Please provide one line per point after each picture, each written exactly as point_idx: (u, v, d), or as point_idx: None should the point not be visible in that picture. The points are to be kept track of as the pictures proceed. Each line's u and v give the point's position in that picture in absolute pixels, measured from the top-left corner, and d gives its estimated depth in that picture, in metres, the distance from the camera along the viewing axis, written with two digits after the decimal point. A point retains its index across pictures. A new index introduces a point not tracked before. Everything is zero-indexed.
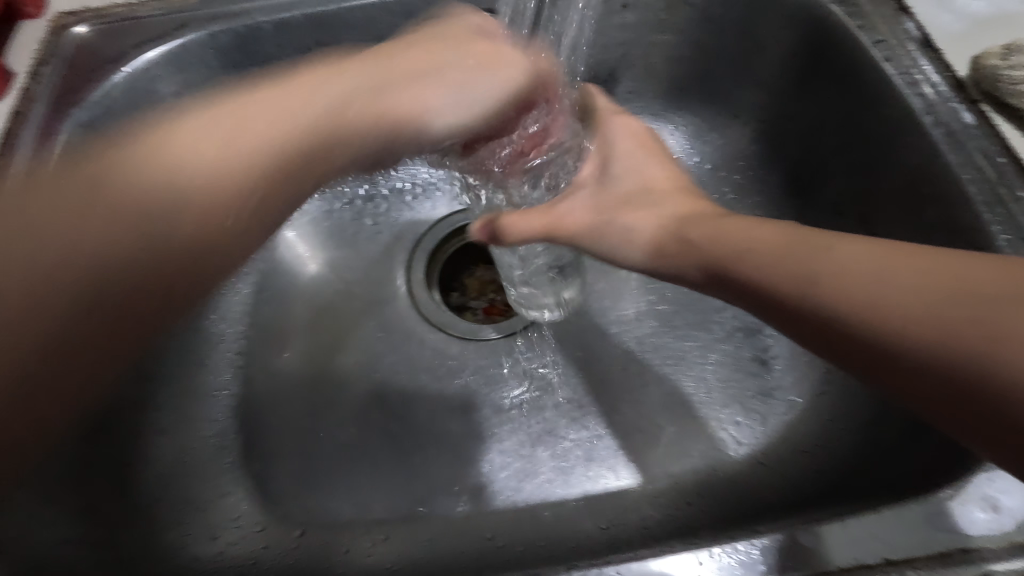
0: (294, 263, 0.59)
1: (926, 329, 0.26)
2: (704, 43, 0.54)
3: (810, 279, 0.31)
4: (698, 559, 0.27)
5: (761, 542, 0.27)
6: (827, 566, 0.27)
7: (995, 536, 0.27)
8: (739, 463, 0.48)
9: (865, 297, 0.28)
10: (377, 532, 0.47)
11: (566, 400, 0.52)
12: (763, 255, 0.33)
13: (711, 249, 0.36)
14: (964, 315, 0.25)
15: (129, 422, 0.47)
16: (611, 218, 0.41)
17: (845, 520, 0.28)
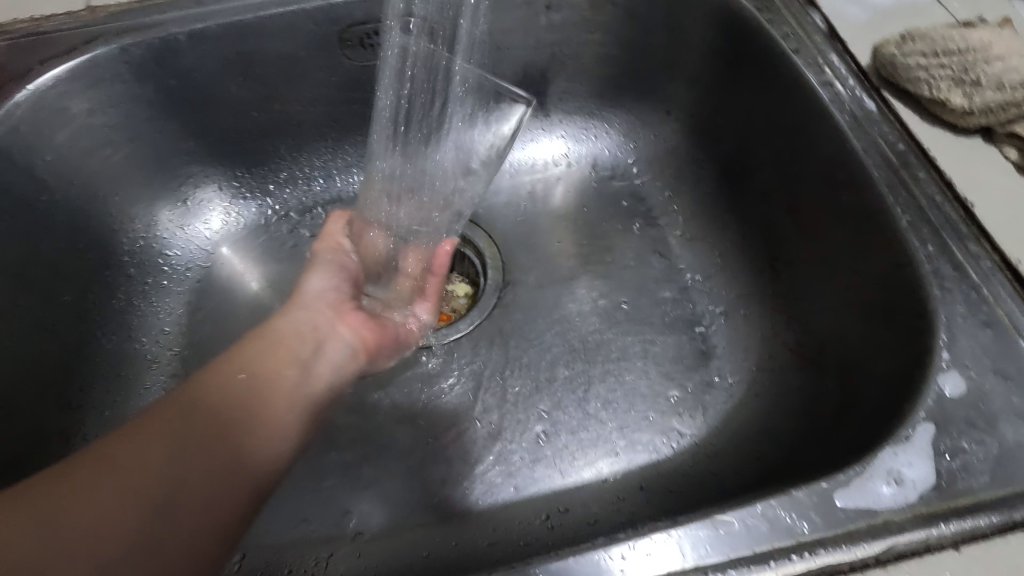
0: (231, 280, 0.58)
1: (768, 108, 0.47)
2: (630, 41, 0.55)
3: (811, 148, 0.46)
4: (619, 554, 0.27)
5: (678, 532, 0.27)
6: (742, 551, 0.27)
7: (900, 509, 0.28)
8: (683, 454, 0.48)
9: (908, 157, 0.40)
10: (321, 549, 0.46)
11: (511, 401, 0.52)
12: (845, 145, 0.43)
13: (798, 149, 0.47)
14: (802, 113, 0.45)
15: (47, 456, 0.45)
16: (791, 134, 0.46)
17: (757, 503, 0.28)
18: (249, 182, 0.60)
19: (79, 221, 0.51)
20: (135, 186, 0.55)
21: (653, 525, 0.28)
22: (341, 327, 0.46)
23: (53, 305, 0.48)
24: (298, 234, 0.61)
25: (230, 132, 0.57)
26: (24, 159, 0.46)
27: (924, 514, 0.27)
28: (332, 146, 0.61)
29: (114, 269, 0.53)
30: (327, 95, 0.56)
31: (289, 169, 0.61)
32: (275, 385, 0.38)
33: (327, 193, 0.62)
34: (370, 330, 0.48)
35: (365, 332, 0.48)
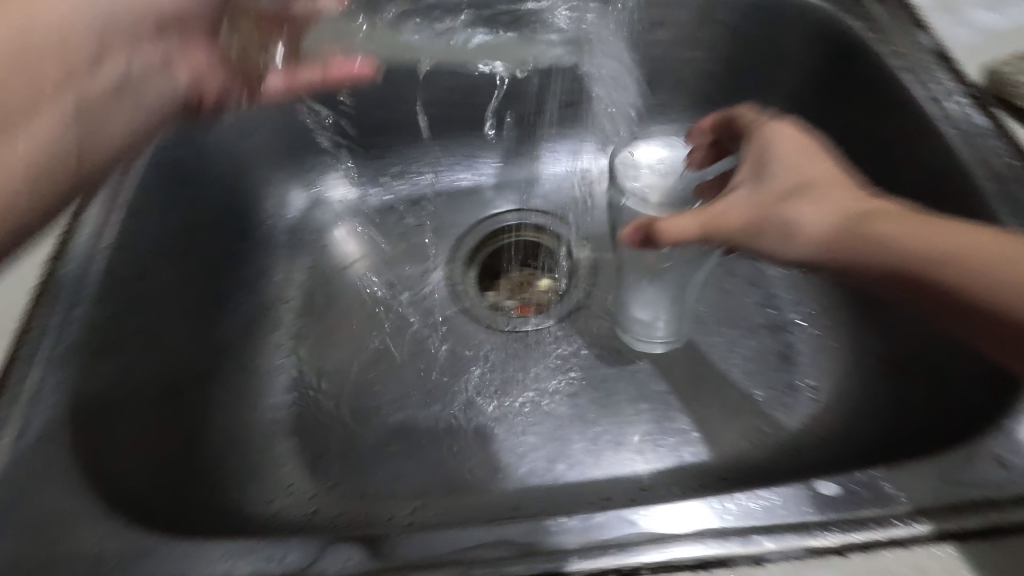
0: (343, 258, 0.65)
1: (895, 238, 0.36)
2: (731, 58, 0.58)
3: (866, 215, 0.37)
4: (724, 503, 0.30)
5: (783, 491, 0.31)
6: (841, 512, 0.30)
7: (1005, 488, 0.30)
8: (765, 450, 0.50)
9: (873, 255, 0.37)
10: (417, 501, 0.50)
11: (597, 387, 0.55)
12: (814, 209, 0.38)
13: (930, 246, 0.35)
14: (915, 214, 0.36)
15: (196, 389, 0.50)
16: (773, 211, 0.39)
17: (860, 474, 0.31)
18: (369, 173, 0.67)
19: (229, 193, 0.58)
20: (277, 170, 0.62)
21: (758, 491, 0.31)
22: (176, 70, 0.43)
23: (207, 261, 0.55)
24: (405, 222, 0.67)
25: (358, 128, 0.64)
26: (199, 137, 0.54)
27: None
28: (441, 148, 0.67)
29: (254, 240, 0.61)
30: (445, 99, 0.63)
31: (401, 163, 0.67)
32: (49, 114, 0.34)
33: (434, 188, 0.68)
34: (210, 72, 0.45)
35: (205, 70, 0.45)
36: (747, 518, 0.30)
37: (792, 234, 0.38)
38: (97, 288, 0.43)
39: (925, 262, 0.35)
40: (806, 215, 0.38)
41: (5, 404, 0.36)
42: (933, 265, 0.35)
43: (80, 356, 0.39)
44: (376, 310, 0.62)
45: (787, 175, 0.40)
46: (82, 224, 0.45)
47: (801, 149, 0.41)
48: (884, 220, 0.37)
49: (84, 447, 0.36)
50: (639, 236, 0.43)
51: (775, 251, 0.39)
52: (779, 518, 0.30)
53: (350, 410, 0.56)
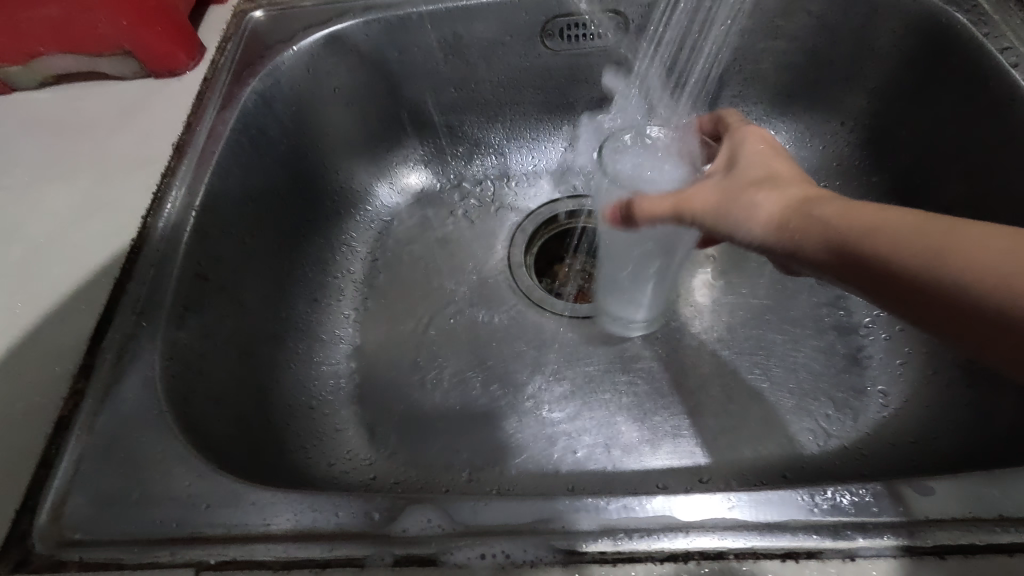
0: (405, 235, 0.66)
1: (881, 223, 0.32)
2: (816, 50, 0.56)
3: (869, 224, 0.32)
4: (813, 498, 0.29)
5: (877, 489, 0.29)
6: (940, 515, 0.28)
7: None
8: (829, 453, 0.49)
9: (871, 248, 0.32)
10: (474, 476, 0.51)
11: (656, 378, 0.55)
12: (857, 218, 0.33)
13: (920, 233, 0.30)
14: (861, 218, 0.33)
15: (267, 351, 0.52)
16: (735, 195, 0.38)
17: (959, 479, 0.29)
18: (434, 152, 0.68)
19: (303, 163, 0.59)
20: (348, 144, 0.63)
21: (853, 486, 0.29)
22: None
23: (282, 229, 0.56)
24: (467, 203, 0.68)
25: (427, 106, 0.64)
26: (279, 107, 0.56)
27: None
28: (507, 130, 0.67)
29: (323, 212, 0.62)
30: (515, 80, 0.63)
31: (467, 144, 0.68)
32: None
33: (495, 170, 0.69)
34: None
35: None
36: (838, 514, 0.29)
37: (749, 208, 0.37)
38: (187, 246, 0.44)
39: (896, 257, 0.30)
40: (760, 203, 0.37)
41: (105, 348, 0.38)
42: (904, 240, 0.30)
43: (171, 309, 0.41)
44: (437, 287, 0.63)
45: (757, 167, 0.39)
46: (173, 184, 0.47)
47: (764, 154, 0.40)
48: (820, 204, 0.35)
49: (175, 394, 0.38)
50: (618, 217, 0.43)
51: (736, 223, 0.38)
52: (872, 515, 0.28)
53: (409, 383, 0.57)
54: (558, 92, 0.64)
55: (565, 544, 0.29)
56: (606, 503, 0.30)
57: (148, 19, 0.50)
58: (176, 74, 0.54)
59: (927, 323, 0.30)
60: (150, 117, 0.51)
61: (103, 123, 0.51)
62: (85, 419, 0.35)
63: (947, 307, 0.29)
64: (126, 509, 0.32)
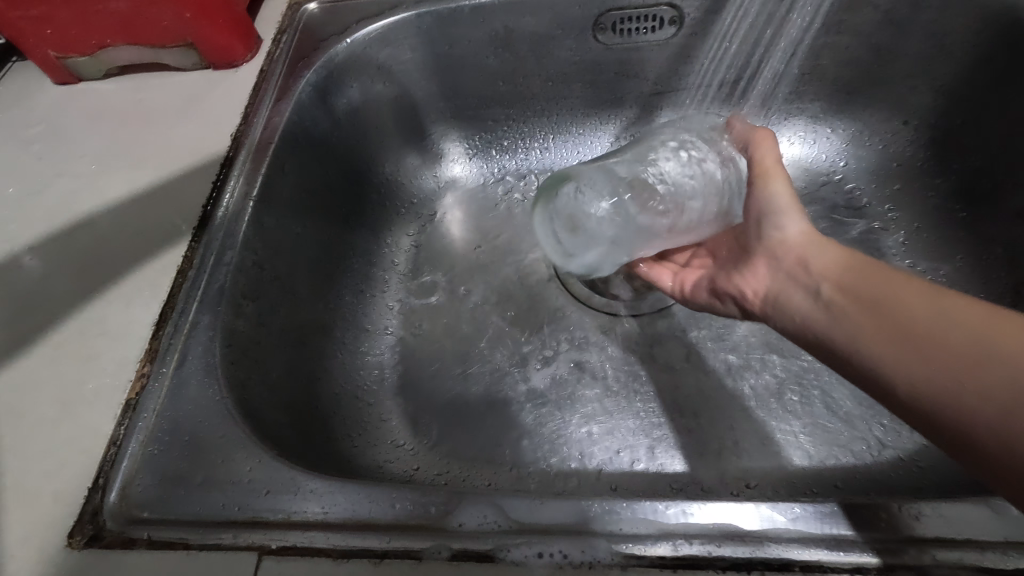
0: (449, 227, 0.66)
1: (946, 319, 0.31)
2: (882, 45, 0.54)
3: (874, 302, 0.34)
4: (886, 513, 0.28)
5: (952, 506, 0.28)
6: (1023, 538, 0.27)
7: None
8: (883, 464, 0.48)
9: (847, 303, 0.36)
10: (516, 472, 0.51)
11: (702, 379, 0.54)
12: (941, 310, 0.31)
13: (913, 324, 0.32)
14: (858, 301, 0.35)
15: (317, 339, 0.53)
16: (770, 205, 0.44)
17: None
18: (479, 145, 0.68)
19: (353, 156, 0.60)
20: (395, 137, 0.64)
21: (926, 502, 0.28)
22: None
23: (332, 220, 0.57)
24: (511, 197, 0.68)
25: (475, 99, 0.64)
26: (331, 100, 0.56)
27: None
28: (552, 125, 0.67)
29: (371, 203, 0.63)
30: (564, 74, 0.62)
31: (512, 138, 0.68)
32: None
33: (539, 165, 0.69)
34: None
35: None
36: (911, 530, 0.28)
37: (786, 216, 0.43)
38: (245, 235, 0.45)
39: (863, 306, 0.35)
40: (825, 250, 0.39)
41: (168, 335, 0.39)
42: (889, 317, 0.33)
43: (231, 297, 0.42)
44: (481, 281, 0.63)
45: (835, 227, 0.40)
46: (232, 174, 0.48)
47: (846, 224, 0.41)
48: (822, 261, 0.39)
49: (234, 379, 0.39)
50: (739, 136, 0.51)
51: (775, 225, 0.43)
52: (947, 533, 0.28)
53: (453, 375, 0.57)
54: (607, 87, 0.63)
55: (624, 548, 0.29)
56: (664, 507, 0.30)
57: (211, 12, 0.51)
58: (235, 65, 0.55)
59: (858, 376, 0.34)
60: (209, 108, 0.53)
61: (165, 113, 0.53)
62: (152, 402, 0.37)
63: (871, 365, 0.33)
64: (192, 492, 0.33)
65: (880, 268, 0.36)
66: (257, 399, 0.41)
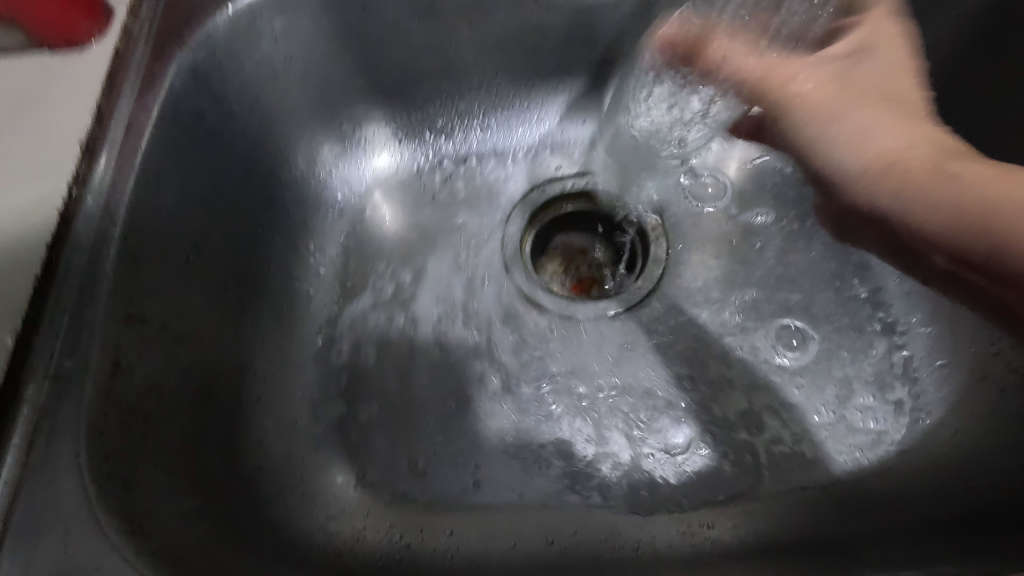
0: (382, 224, 0.57)
1: (981, 187, 0.31)
2: None
3: (938, 170, 0.33)
4: None
5: None
6: None
7: None
8: (869, 469, 0.45)
9: (900, 171, 0.34)
10: (479, 514, 0.45)
11: (677, 388, 0.49)
12: (968, 164, 0.33)
13: (970, 196, 0.32)
14: (958, 166, 0.33)
15: (229, 385, 0.44)
16: (838, 111, 0.37)
17: None
18: (409, 126, 0.58)
19: (253, 154, 0.49)
20: (307, 123, 0.53)
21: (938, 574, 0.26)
22: None
23: (234, 236, 0.47)
24: (452, 186, 0.59)
25: (398, 73, 0.54)
26: (217, 85, 0.45)
27: None
28: (492, 101, 0.58)
29: (282, 205, 0.53)
30: (501, 40, 0.53)
31: (447, 118, 0.58)
32: None
33: (480, 146, 0.60)
34: None
35: None
36: None
37: (854, 117, 0.36)
38: (113, 280, 0.36)
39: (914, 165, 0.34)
40: (880, 127, 0.36)
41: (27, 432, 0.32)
42: (940, 189, 0.33)
43: (99, 365, 0.34)
44: (423, 290, 0.54)
45: (889, 81, 0.37)
46: (85, 200, 0.37)
47: (897, 61, 0.38)
48: (885, 136, 0.35)
49: (111, 482, 0.32)
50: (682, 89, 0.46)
51: (828, 144, 0.37)
52: None
53: (399, 405, 0.49)
54: (554, 54, 0.55)
55: None
56: None
57: None
58: (77, 46, 0.42)
59: (916, 183, 0.34)
60: (46, 106, 0.40)
61: None
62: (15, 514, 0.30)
63: (911, 200, 0.34)
64: None
65: (943, 132, 0.35)
66: (148, 499, 0.33)
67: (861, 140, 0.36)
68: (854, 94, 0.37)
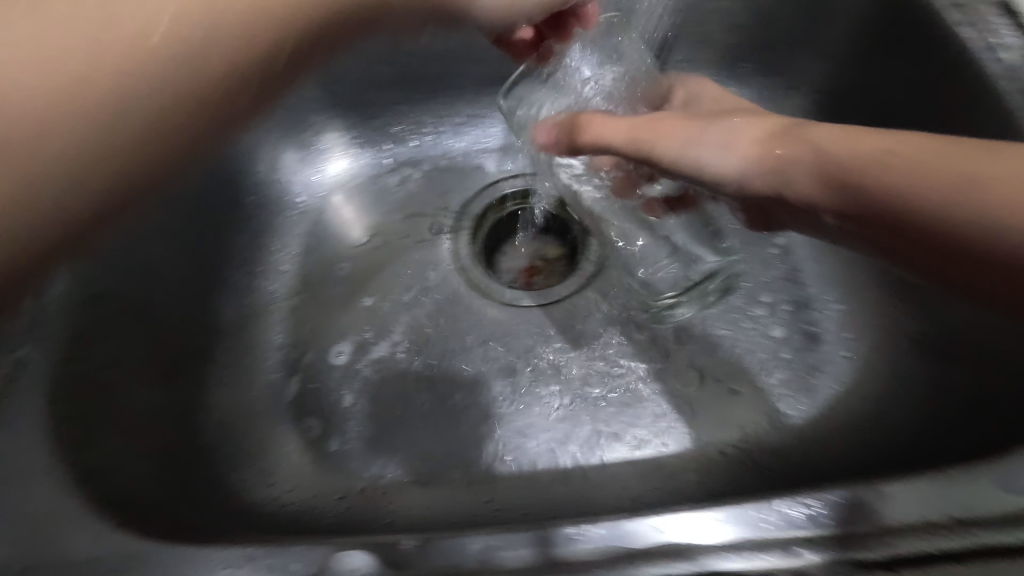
0: (344, 226, 0.61)
1: (914, 183, 0.33)
2: (763, 9, 0.53)
3: (842, 170, 0.36)
4: (768, 508, 0.30)
5: (826, 502, 0.30)
6: (891, 520, 0.30)
7: None
8: (786, 435, 0.48)
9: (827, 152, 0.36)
10: (428, 487, 0.48)
11: (612, 367, 0.53)
12: (829, 142, 0.37)
13: (873, 148, 0.35)
14: (796, 172, 0.37)
15: (193, 369, 0.48)
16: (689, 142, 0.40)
17: (921, 484, 0.31)
18: (365, 133, 0.63)
19: (215, 157, 0.54)
20: (267, 132, 0.58)
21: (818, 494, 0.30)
22: None
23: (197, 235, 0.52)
24: (408, 189, 0.63)
25: (353, 84, 0.59)
26: None
27: None
28: (442, 109, 0.63)
29: (245, 207, 0.57)
30: (446, 52, 0.58)
31: (401, 124, 0.63)
32: None
33: (432, 150, 0.64)
34: None
35: None
36: (793, 528, 0.30)
37: (723, 147, 0.39)
38: (76, 266, 0.40)
39: (842, 152, 0.36)
40: (728, 143, 0.39)
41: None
42: (878, 167, 0.35)
43: (62, 339, 0.38)
44: (379, 283, 0.58)
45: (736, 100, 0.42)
46: None
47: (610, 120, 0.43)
48: (712, 152, 0.39)
49: (72, 439, 0.35)
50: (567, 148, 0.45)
51: (713, 164, 0.40)
52: (831, 527, 0.30)
53: (353, 388, 0.53)
54: (495, 64, 0.59)
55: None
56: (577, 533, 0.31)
57: None
58: None
59: (805, 152, 0.37)
60: None
61: None
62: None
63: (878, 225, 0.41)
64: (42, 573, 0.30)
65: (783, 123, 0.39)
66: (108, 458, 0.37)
67: (698, 141, 0.40)
68: (676, 127, 0.40)
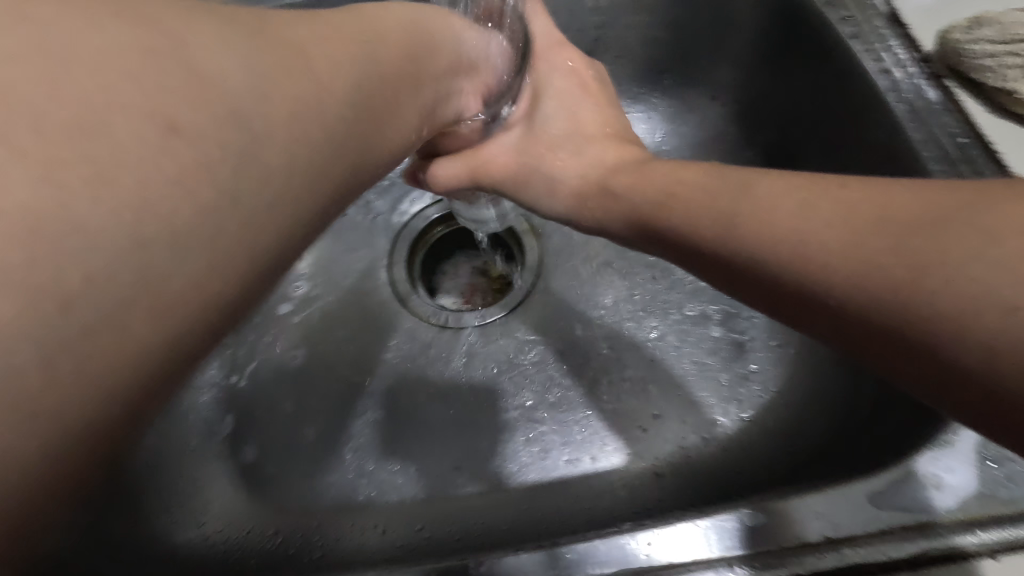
0: None
1: (831, 262, 0.25)
2: (677, 23, 0.53)
3: (764, 248, 0.28)
4: (671, 532, 0.30)
5: (729, 522, 0.29)
6: (786, 542, 0.29)
7: (972, 496, 0.29)
8: (712, 445, 0.49)
9: (650, 194, 0.35)
10: (361, 518, 0.48)
11: (544, 385, 0.53)
12: (782, 218, 0.28)
13: (787, 231, 0.27)
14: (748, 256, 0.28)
15: None
16: (535, 166, 0.42)
17: (806, 496, 0.30)
18: None
19: None
20: None
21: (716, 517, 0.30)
22: None
23: None
24: (339, 212, 0.61)
25: None
26: None
27: (984, 518, 0.29)
28: None
29: None
30: None
31: None
32: None
33: None
34: None
35: None
36: (696, 548, 0.29)
37: (548, 186, 0.41)
38: None
39: (639, 198, 0.36)
40: (558, 169, 0.41)
41: None
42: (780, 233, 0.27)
43: None
44: (310, 313, 0.57)
45: (561, 128, 0.43)
46: None
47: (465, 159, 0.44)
48: (563, 169, 0.41)
49: None
50: (417, 180, 0.48)
51: (542, 202, 0.42)
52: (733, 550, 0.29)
53: (285, 420, 0.52)
54: None
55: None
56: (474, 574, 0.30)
57: None
58: None
59: (802, 244, 0.26)
60: None
61: None
62: None
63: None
64: None
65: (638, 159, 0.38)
66: None
67: (535, 175, 0.42)
68: (524, 158, 0.42)
